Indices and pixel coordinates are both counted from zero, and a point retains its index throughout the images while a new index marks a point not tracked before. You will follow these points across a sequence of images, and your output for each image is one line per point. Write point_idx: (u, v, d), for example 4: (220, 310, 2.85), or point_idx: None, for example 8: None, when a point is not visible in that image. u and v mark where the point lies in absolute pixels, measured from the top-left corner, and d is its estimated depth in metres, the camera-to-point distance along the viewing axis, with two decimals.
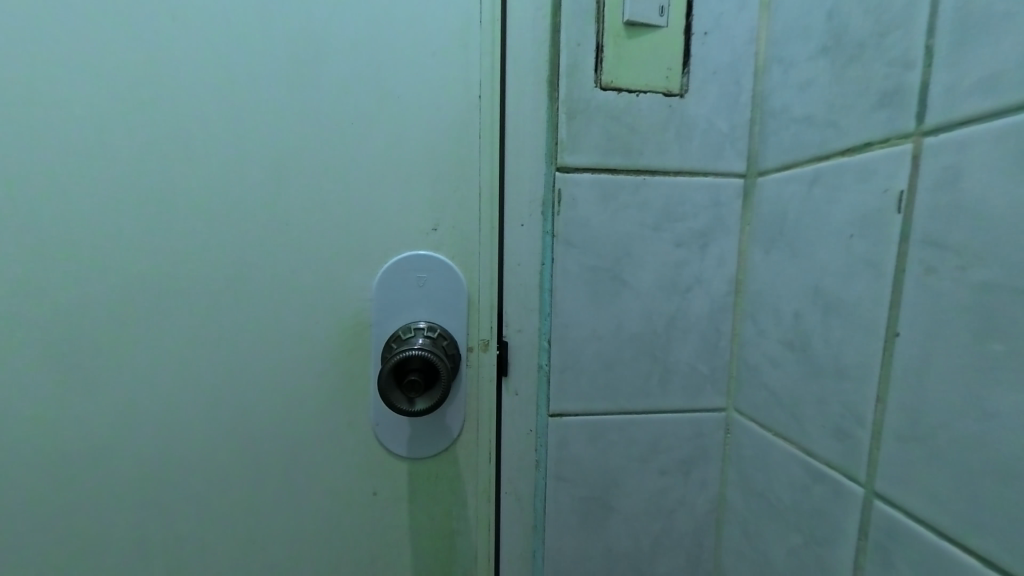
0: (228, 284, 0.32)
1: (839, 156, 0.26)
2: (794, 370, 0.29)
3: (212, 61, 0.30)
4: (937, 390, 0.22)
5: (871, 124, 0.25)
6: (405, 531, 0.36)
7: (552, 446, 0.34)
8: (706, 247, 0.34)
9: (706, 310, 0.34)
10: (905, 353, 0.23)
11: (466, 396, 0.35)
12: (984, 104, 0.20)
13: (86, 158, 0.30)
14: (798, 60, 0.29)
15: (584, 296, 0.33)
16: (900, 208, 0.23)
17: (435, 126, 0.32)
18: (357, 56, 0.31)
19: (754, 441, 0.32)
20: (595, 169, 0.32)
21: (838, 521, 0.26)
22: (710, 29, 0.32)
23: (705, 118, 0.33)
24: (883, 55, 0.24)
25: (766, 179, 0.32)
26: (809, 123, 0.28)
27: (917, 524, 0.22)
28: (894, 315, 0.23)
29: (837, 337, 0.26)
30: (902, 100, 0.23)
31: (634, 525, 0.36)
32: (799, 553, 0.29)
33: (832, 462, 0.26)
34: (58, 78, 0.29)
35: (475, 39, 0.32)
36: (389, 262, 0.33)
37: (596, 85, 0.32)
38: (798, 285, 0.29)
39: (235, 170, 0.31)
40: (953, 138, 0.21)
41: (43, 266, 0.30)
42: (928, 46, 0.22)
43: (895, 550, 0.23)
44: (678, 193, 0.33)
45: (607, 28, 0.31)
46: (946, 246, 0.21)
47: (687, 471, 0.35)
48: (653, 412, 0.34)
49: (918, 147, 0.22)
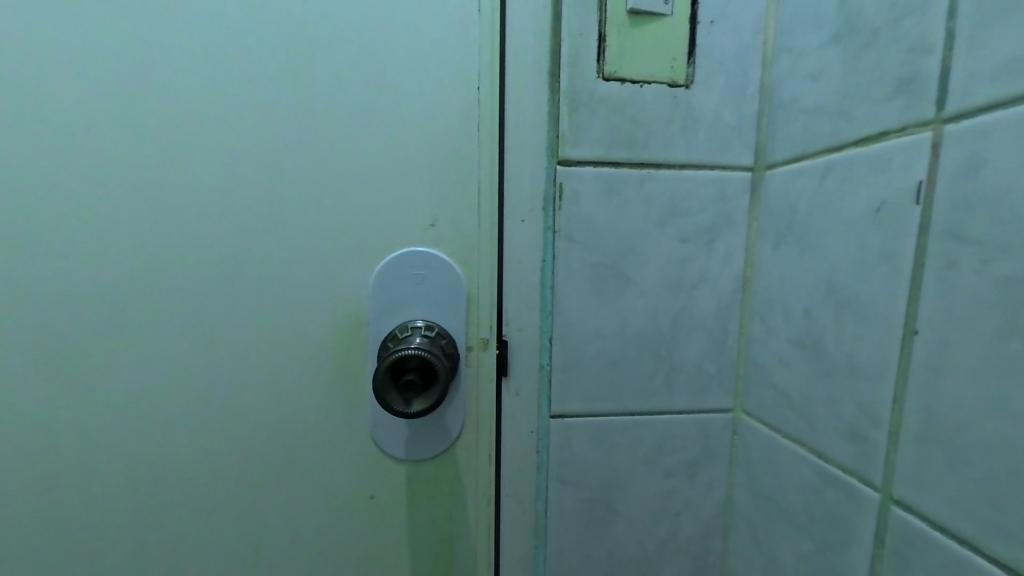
0: (222, 282, 0.31)
1: (852, 147, 0.25)
2: (806, 370, 0.28)
3: (205, 55, 0.29)
4: (957, 390, 0.21)
5: (886, 112, 0.24)
6: (404, 535, 0.35)
7: (554, 447, 0.33)
8: (713, 243, 0.33)
9: (713, 308, 0.33)
10: (923, 352, 0.22)
11: (465, 396, 0.34)
12: (1009, 87, 0.19)
13: (75, 155, 0.29)
14: (808, 48, 0.28)
15: (586, 293, 0.32)
16: (916, 200, 0.22)
17: (434, 120, 0.32)
18: (354, 47, 0.30)
19: (763, 443, 0.31)
20: (598, 163, 0.31)
21: (851, 526, 0.25)
22: (716, 18, 0.31)
23: (711, 110, 0.32)
24: (899, 41, 0.23)
25: (775, 173, 0.31)
26: (821, 113, 0.27)
27: (935, 530, 0.21)
28: (910, 311, 0.22)
29: (850, 335, 0.25)
30: (919, 86, 0.22)
31: (639, 528, 0.35)
32: (810, 559, 0.28)
33: (845, 465, 0.25)
34: (46, 72, 0.28)
35: (475, 29, 0.31)
36: (386, 259, 0.32)
37: (599, 77, 0.31)
38: (809, 282, 0.28)
39: (228, 165, 0.30)
40: (976, 125, 0.20)
41: (31, 264, 0.29)
42: (946, 29, 0.21)
43: (911, 557, 0.22)
44: (684, 187, 0.32)
45: (609, 17, 0.30)
46: (967, 239, 0.20)
47: (693, 473, 0.34)
48: (658, 413, 0.34)
49: (936, 136, 0.21)
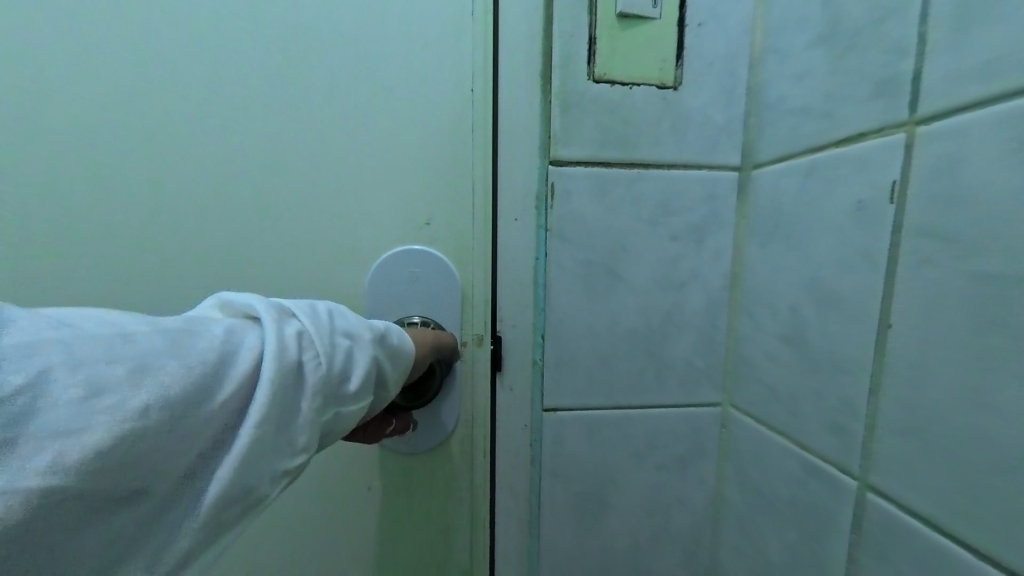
0: (221, 279, 0.32)
1: (834, 147, 0.26)
2: (792, 365, 0.29)
3: (204, 56, 0.30)
4: (931, 382, 0.21)
5: (866, 113, 0.24)
6: (400, 528, 0.36)
7: (547, 441, 0.34)
8: (702, 241, 0.33)
9: (703, 304, 0.34)
10: (900, 345, 0.22)
11: (461, 391, 0.35)
12: (977, 90, 0.19)
13: (78, 155, 0.30)
14: (793, 50, 0.29)
15: (578, 291, 0.33)
16: (893, 199, 0.23)
17: (428, 120, 0.32)
18: (349, 49, 0.31)
19: (750, 437, 0.32)
20: (589, 163, 0.32)
21: (832, 516, 0.26)
22: (704, 21, 0.32)
23: (700, 111, 0.32)
24: (878, 43, 0.24)
25: (763, 172, 0.31)
26: (805, 114, 0.28)
27: (910, 517, 0.22)
28: (888, 307, 0.23)
29: (833, 330, 0.26)
30: (896, 89, 0.23)
31: (631, 521, 0.35)
32: (794, 549, 0.29)
33: (827, 456, 0.26)
34: (50, 75, 0.29)
35: (467, 31, 0.32)
36: (383, 257, 0.33)
37: (590, 78, 0.31)
38: (795, 279, 0.29)
39: (227, 166, 0.31)
40: (948, 125, 0.20)
41: (36, 262, 0.30)
42: (921, 33, 0.22)
43: (889, 544, 0.23)
44: (673, 187, 0.33)
45: (599, 20, 0.31)
46: (941, 236, 0.21)
47: (684, 466, 0.35)
48: (649, 407, 0.34)
49: (911, 137, 0.22)
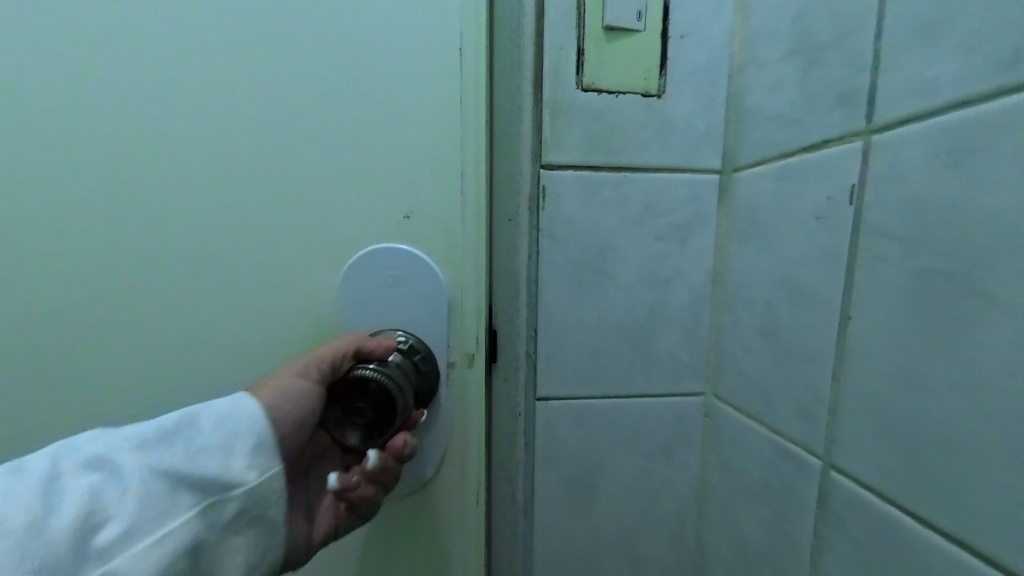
0: (223, 276, 0.33)
1: (802, 152, 0.28)
2: (766, 355, 0.31)
3: (201, 56, 0.31)
4: (882, 367, 0.23)
5: (830, 122, 0.26)
6: (390, 544, 0.36)
7: (540, 429, 0.36)
8: (686, 239, 0.35)
9: (687, 299, 0.36)
10: (857, 335, 0.24)
11: (451, 415, 0.36)
12: (921, 102, 0.21)
13: (84, 156, 0.31)
14: (768, 61, 0.31)
15: (568, 285, 0.35)
16: (852, 200, 0.25)
17: (421, 120, 0.33)
18: (343, 51, 0.32)
19: (731, 424, 0.34)
20: (578, 166, 0.34)
21: (801, 494, 0.28)
22: (686, 33, 0.34)
23: (682, 117, 0.34)
24: (841, 56, 0.26)
25: (741, 175, 0.33)
26: (779, 121, 0.30)
27: (866, 492, 0.24)
28: (848, 299, 0.25)
29: (802, 323, 0.28)
30: (855, 100, 0.25)
31: (620, 505, 0.37)
32: (768, 527, 0.31)
33: (796, 439, 0.28)
34: (58, 79, 0.30)
35: (459, 32, 0.33)
36: (366, 250, 0.34)
37: (578, 87, 0.33)
38: (769, 275, 0.31)
39: (216, 170, 0.32)
40: (898, 134, 0.22)
41: (47, 259, 0.32)
42: (876, 48, 0.24)
43: (848, 517, 0.25)
44: (658, 189, 0.35)
45: (587, 32, 0.33)
46: (891, 235, 0.23)
47: (670, 453, 0.37)
48: (636, 397, 0.36)
49: (867, 144, 0.24)
